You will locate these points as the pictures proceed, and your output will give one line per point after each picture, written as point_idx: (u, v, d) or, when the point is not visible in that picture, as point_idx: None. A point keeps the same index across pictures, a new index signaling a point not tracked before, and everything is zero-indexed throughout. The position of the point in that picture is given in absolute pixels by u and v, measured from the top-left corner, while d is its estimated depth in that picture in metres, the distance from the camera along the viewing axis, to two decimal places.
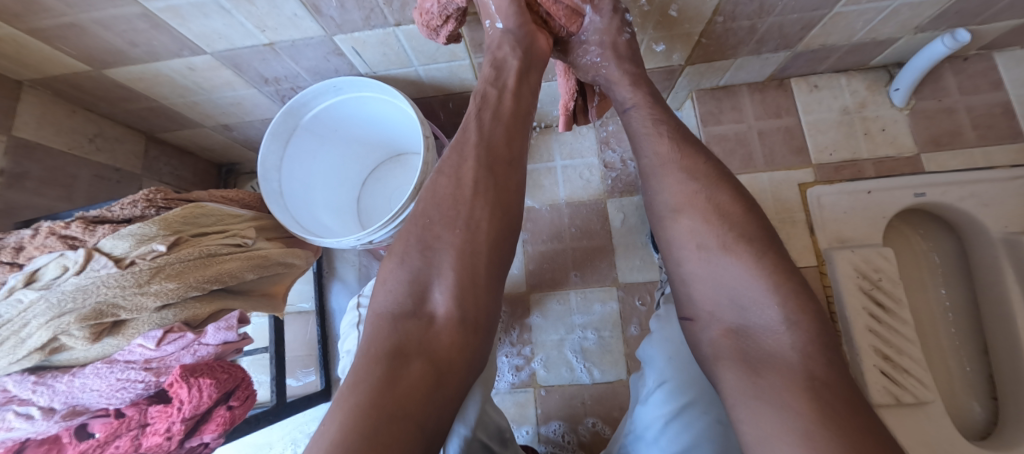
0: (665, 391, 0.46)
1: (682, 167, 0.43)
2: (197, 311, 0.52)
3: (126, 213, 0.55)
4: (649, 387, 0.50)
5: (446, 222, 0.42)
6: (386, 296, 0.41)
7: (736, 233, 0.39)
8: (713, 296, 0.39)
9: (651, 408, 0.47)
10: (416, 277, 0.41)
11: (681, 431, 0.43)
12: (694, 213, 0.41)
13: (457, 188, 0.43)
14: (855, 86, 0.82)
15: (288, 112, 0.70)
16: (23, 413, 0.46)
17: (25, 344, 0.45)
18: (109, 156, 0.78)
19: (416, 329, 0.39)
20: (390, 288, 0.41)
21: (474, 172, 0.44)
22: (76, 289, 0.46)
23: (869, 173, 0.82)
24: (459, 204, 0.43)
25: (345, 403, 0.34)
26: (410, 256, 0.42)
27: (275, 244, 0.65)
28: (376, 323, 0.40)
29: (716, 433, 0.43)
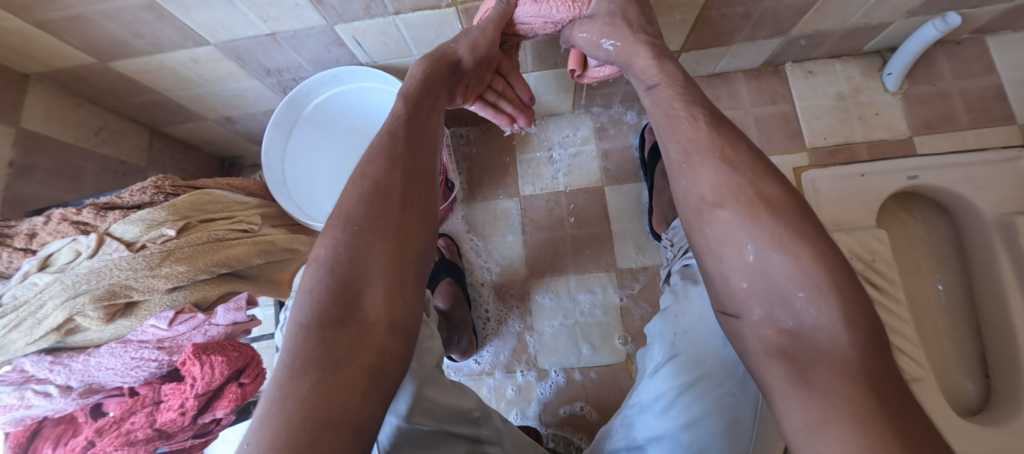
0: (676, 364, 0.47)
1: (722, 158, 0.39)
2: (206, 293, 0.54)
3: (136, 199, 0.56)
4: (660, 361, 0.51)
5: (375, 227, 0.39)
6: (304, 299, 0.36)
7: (792, 231, 0.35)
8: (758, 290, 0.36)
9: (661, 381, 0.48)
10: (343, 274, 0.36)
11: (693, 403, 0.44)
12: (737, 208, 0.37)
13: (382, 195, 0.40)
14: (850, 72, 0.83)
15: (291, 102, 0.72)
16: (42, 390, 0.48)
17: (42, 325, 0.46)
18: (114, 149, 0.80)
19: (348, 340, 0.34)
20: (306, 297, 0.36)
21: (399, 179, 0.42)
22: (89, 272, 0.48)
23: (864, 156, 0.82)
24: (386, 212, 0.40)
25: (264, 436, 0.28)
26: (335, 262, 0.37)
27: (280, 231, 0.67)
28: (294, 326, 0.34)
29: (725, 407, 0.43)
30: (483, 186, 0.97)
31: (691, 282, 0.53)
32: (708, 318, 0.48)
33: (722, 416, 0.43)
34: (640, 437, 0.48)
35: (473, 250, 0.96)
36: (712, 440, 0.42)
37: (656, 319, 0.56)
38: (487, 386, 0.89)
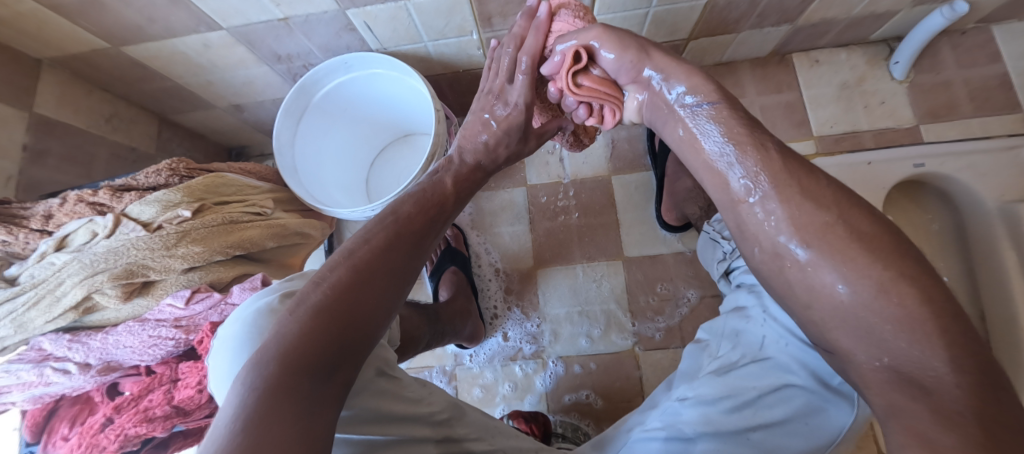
0: (765, 366, 0.45)
1: (805, 193, 0.30)
2: (221, 274, 0.54)
3: (151, 181, 0.57)
4: (732, 359, 0.49)
5: (381, 277, 0.38)
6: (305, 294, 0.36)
7: (897, 273, 0.27)
8: (855, 334, 0.29)
9: (737, 379, 0.46)
10: (352, 276, 0.37)
11: (777, 404, 0.43)
12: (824, 251, 0.29)
13: (393, 250, 0.40)
14: (856, 61, 0.84)
15: (302, 89, 0.72)
16: (62, 368, 0.48)
17: (60, 302, 0.47)
18: (124, 136, 0.80)
19: (322, 388, 0.32)
20: (308, 293, 0.36)
21: (409, 239, 0.42)
22: (107, 251, 0.48)
23: (869, 144, 0.83)
24: (393, 269, 0.39)
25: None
26: (334, 301, 0.35)
27: (292, 215, 0.67)
28: (291, 317, 0.34)
29: (808, 413, 0.42)
30: (490, 175, 0.98)
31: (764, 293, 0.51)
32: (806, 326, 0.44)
33: (807, 420, 0.42)
34: (688, 429, 0.45)
35: (475, 238, 0.96)
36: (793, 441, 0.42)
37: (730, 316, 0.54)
38: (495, 374, 0.89)
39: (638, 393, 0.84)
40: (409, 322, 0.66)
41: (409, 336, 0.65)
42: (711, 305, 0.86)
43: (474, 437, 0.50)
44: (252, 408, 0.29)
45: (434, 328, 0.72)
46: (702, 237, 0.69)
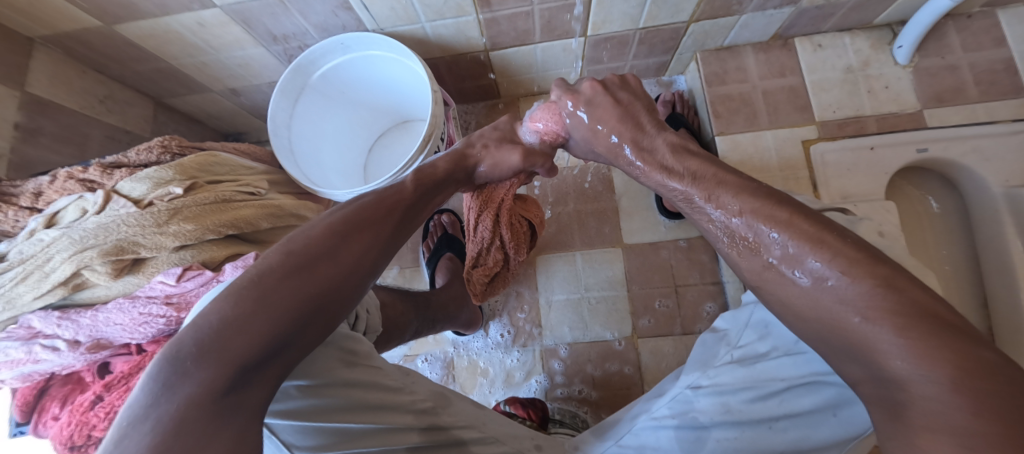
0: (794, 357, 0.44)
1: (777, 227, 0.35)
2: (214, 253, 0.53)
3: (143, 159, 0.56)
4: (756, 350, 0.48)
5: (324, 261, 0.36)
6: (251, 275, 0.34)
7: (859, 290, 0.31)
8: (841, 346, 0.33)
9: (767, 368, 0.45)
10: (306, 266, 0.35)
11: (805, 394, 0.43)
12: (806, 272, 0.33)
13: (342, 234, 0.38)
14: (860, 45, 0.83)
15: (298, 69, 0.71)
16: (51, 345, 0.48)
17: (49, 278, 0.47)
18: (119, 118, 0.79)
19: (243, 379, 0.31)
20: (256, 274, 0.34)
21: (365, 224, 0.39)
22: (96, 227, 0.47)
23: (873, 129, 0.81)
24: (341, 254, 0.37)
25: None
26: (266, 285, 0.33)
27: (287, 197, 0.66)
28: (229, 299, 0.32)
29: (846, 399, 0.41)
30: None
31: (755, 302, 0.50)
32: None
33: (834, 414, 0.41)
34: (704, 418, 0.46)
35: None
36: (818, 428, 0.42)
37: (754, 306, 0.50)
38: (493, 362, 0.89)
39: (637, 380, 0.84)
40: (393, 308, 0.65)
41: (392, 323, 0.63)
42: (711, 292, 0.85)
43: (463, 425, 0.49)
44: (177, 401, 0.29)
45: (422, 314, 0.70)
46: None
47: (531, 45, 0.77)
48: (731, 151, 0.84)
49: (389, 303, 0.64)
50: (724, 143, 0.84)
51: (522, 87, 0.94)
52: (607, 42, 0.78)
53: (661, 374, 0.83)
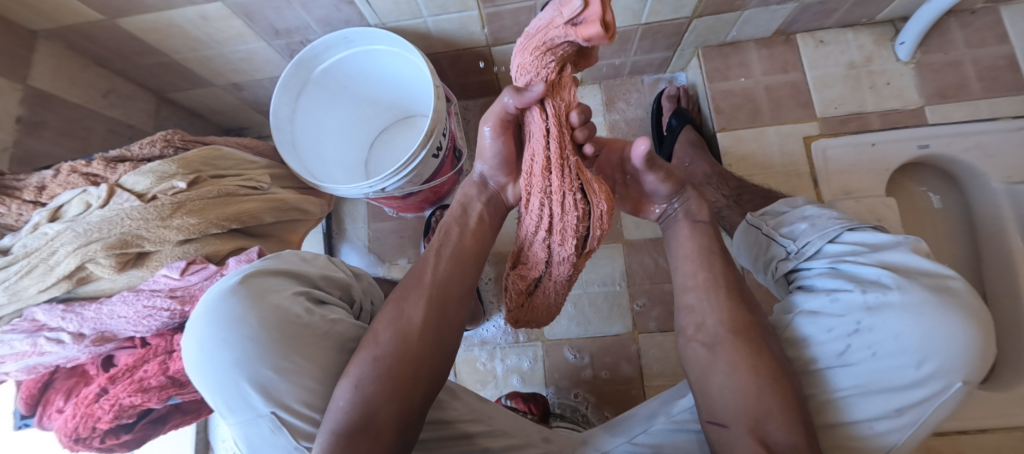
0: (907, 361, 0.39)
1: (704, 288, 0.47)
2: (218, 247, 0.53)
3: (146, 153, 0.56)
4: (855, 345, 0.41)
5: (416, 315, 0.45)
6: (363, 367, 0.41)
7: (749, 352, 0.42)
8: (719, 398, 0.42)
9: (884, 369, 0.40)
10: (404, 341, 0.43)
11: (906, 393, 0.40)
12: (704, 326, 0.45)
13: (432, 291, 0.47)
14: (863, 41, 0.83)
15: (300, 64, 0.70)
16: (56, 337, 0.48)
17: (54, 272, 0.47)
18: (121, 113, 0.79)
19: (366, 423, 0.39)
20: (365, 361, 0.42)
21: (444, 280, 0.48)
22: (101, 221, 0.47)
23: (876, 126, 0.81)
24: (431, 310, 0.46)
25: None
26: (377, 342, 0.43)
27: (289, 191, 0.66)
28: (356, 383, 0.40)
29: (935, 397, 0.39)
30: None
31: (836, 290, 0.43)
32: (908, 338, 0.39)
33: (870, 426, 0.41)
34: None
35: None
36: (912, 422, 0.40)
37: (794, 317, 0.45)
38: (495, 357, 0.89)
39: (639, 376, 0.84)
40: None
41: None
42: None
43: (468, 419, 0.51)
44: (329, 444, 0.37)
45: None
46: (743, 228, 0.59)
47: None
48: (733, 147, 0.84)
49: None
50: (726, 138, 0.84)
51: None
52: None
53: (662, 369, 0.84)
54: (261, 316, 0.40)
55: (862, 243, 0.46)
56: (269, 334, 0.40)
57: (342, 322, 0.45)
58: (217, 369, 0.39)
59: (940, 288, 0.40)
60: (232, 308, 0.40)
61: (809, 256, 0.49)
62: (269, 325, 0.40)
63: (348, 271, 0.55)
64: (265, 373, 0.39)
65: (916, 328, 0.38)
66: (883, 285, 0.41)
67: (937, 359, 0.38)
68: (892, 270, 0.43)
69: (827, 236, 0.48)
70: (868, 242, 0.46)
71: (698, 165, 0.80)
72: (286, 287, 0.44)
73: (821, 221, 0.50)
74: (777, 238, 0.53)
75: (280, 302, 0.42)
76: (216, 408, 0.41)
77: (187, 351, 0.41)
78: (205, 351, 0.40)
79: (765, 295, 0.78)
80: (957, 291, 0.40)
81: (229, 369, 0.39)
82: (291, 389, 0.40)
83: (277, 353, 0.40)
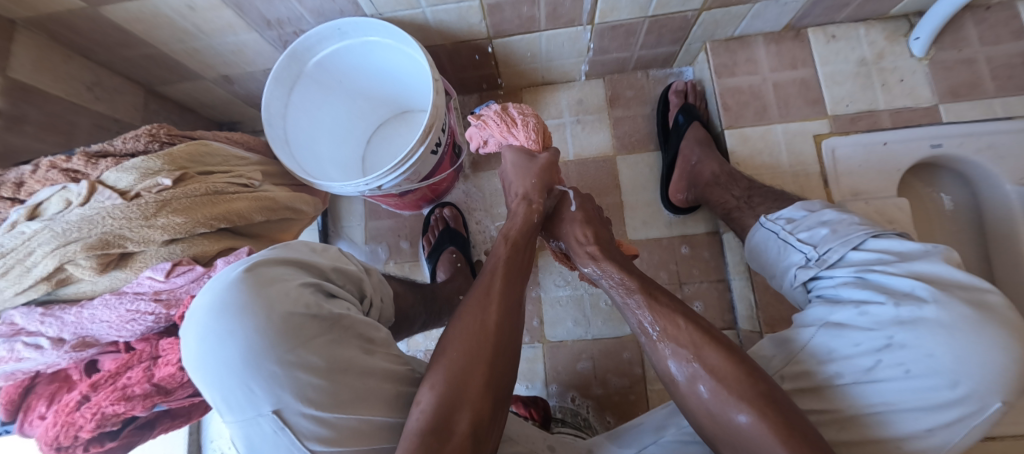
0: (945, 377, 0.38)
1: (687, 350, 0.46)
2: (206, 247, 0.51)
3: (129, 147, 0.53)
4: (886, 360, 0.40)
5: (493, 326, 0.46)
6: (432, 387, 0.41)
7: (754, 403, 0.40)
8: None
9: (919, 384, 0.39)
10: (474, 349, 0.44)
11: (944, 409, 0.38)
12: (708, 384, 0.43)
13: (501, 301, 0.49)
14: (874, 37, 0.80)
15: (292, 56, 0.68)
16: (33, 343, 0.46)
17: (31, 274, 0.44)
18: (108, 106, 0.76)
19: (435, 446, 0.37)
20: (448, 368, 0.42)
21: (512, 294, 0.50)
22: (80, 220, 0.45)
23: (887, 124, 0.78)
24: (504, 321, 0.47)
25: None
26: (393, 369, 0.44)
27: (283, 189, 0.64)
28: (436, 395, 0.40)
29: (975, 415, 0.38)
30: (490, 154, 0.96)
31: (869, 301, 0.42)
32: (942, 358, 0.38)
33: (901, 447, 0.39)
34: None
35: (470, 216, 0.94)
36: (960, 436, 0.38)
37: (817, 328, 0.45)
38: None
39: (641, 379, 0.83)
40: (403, 299, 0.65)
41: (402, 315, 0.63)
42: (716, 290, 0.84)
43: None
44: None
45: (430, 306, 0.70)
46: (761, 235, 0.58)
47: (535, 33, 0.74)
48: (740, 145, 0.82)
49: (400, 295, 0.64)
50: (733, 137, 0.82)
51: (525, 77, 0.91)
52: (614, 30, 0.76)
53: None
54: (269, 308, 0.39)
55: (890, 252, 0.45)
56: (278, 326, 0.38)
57: (352, 315, 0.44)
58: (217, 367, 0.37)
59: (978, 303, 0.39)
60: (237, 298, 0.39)
61: (831, 263, 0.48)
62: (278, 318, 0.39)
63: (358, 265, 0.55)
64: (270, 368, 0.37)
65: (950, 342, 0.38)
66: (918, 297, 0.41)
67: (972, 377, 0.37)
68: (926, 281, 0.42)
69: (850, 243, 0.47)
70: (895, 250, 0.45)
71: (705, 164, 0.79)
72: (295, 277, 0.43)
73: (842, 228, 0.49)
74: (795, 244, 0.52)
75: (290, 292, 0.41)
76: (215, 404, 0.38)
77: (185, 345, 0.38)
78: (203, 349, 0.38)
79: (771, 298, 0.76)
80: (995, 305, 0.39)
81: (229, 364, 0.37)
82: (297, 386, 0.37)
83: (286, 345, 0.38)
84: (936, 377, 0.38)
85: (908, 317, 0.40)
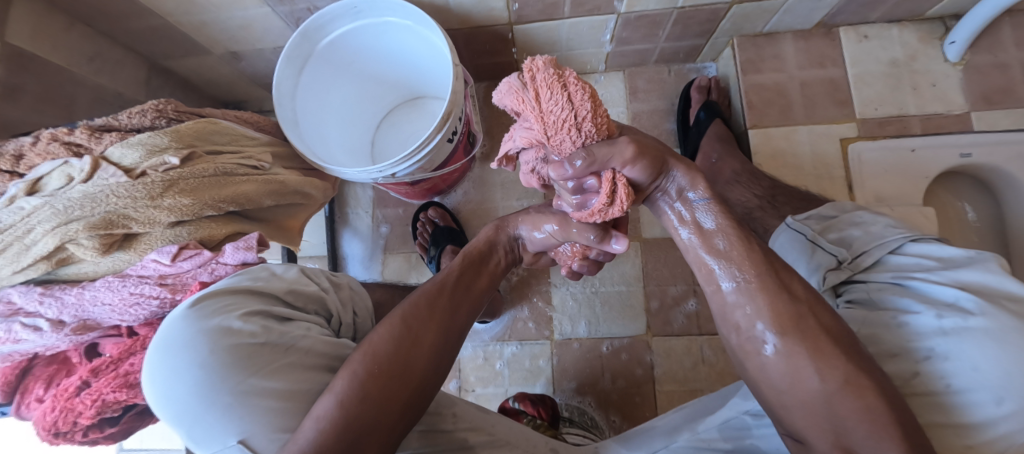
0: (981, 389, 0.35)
1: (731, 273, 0.40)
2: (214, 231, 0.49)
3: (135, 122, 0.50)
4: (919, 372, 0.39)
5: (456, 290, 0.48)
6: (387, 324, 0.42)
7: (801, 328, 0.37)
8: (781, 386, 0.37)
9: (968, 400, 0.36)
10: (428, 302, 0.45)
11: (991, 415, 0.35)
12: (752, 309, 0.39)
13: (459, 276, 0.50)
14: (907, 38, 0.77)
15: (305, 34, 0.65)
16: (30, 324, 0.44)
17: (30, 252, 0.42)
18: (110, 79, 0.73)
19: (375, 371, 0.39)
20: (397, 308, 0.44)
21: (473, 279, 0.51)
22: (83, 197, 0.43)
23: (915, 130, 0.76)
24: (465, 294, 0.49)
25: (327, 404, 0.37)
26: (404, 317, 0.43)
27: (292, 173, 0.61)
28: (390, 321, 0.43)
29: None
30: (503, 144, 0.93)
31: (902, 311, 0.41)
32: (989, 371, 0.35)
33: None
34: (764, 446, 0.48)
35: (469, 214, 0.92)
36: None
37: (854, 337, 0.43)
38: (501, 354, 0.86)
39: (649, 380, 0.81)
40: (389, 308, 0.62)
41: None
42: None
43: (469, 428, 0.50)
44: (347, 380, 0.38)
45: None
46: (785, 234, 0.55)
47: (558, 20, 0.72)
48: (763, 145, 0.79)
49: (384, 303, 0.62)
50: (756, 136, 0.80)
51: None
52: (640, 20, 0.73)
53: (674, 373, 0.81)
54: (213, 340, 0.37)
55: (929, 257, 0.43)
56: (226, 358, 0.37)
57: (309, 339, 0.42)
58: (170, 400, 0.36)
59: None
60: (181, 333, 0.38)
61: (868, 267, 0.46)
62: (224, 350, 0.37)
63: (322, 283, 0.51)
64: (225, 400, 0.35)
65: (1001, 358, 0.35)
66: (963, 309, 0.38)
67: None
68: (971, 290, 0.39)
69: (886, 247, 0.45)
70: (935, 255, 0.43)
71: (724, 162, 0.77)
72: (245, 305, 0.41)
73: (876, 228, 0.47)
74: (822, 245, 0.50)
75: (232, 322, 0.39)
76: (184, 443, 0.36)
77: (145, 382, 0.37)
78: (166, 365, 0.37)
79: None
80: None
81: (185, 398, 0.36)
82: (255, 416, 0.36)
83: (237, 377, 0.36)
84: (964, 393, 0.36)
85: (950, 333, 0.38)
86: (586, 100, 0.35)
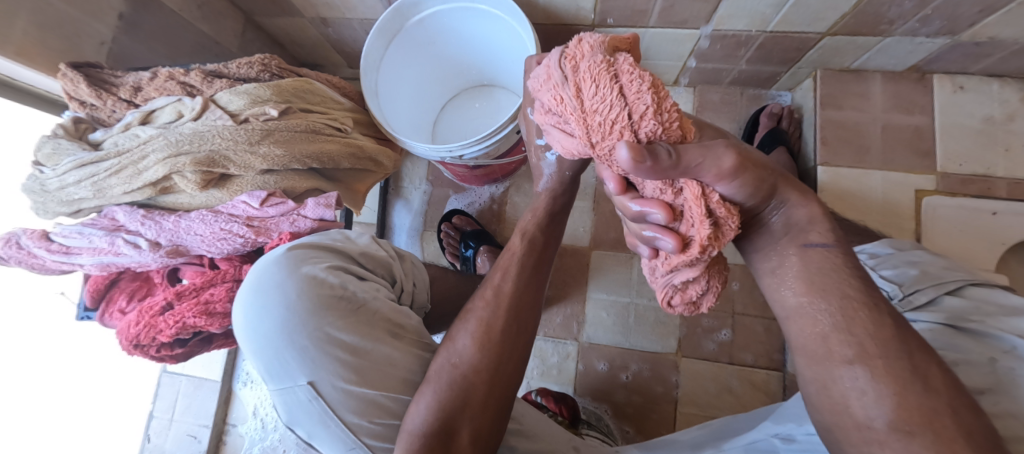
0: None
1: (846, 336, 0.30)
2: (295, 184, 0.52)
3: (242, 72, 0.54)
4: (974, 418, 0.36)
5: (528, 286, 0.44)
6: (466, 332, 0.41)
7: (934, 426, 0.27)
8: None
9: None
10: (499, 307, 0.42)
11: None
12: (860, 385, 0.29)
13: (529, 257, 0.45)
14: (1008, 96, 0.73)
15: (399, 10, 0.67)
16: (132, 241, 0.47)
17: (141, 177, 0.46)
18: (211, 28, 0.78)
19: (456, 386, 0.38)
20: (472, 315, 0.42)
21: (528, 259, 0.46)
22: (192, 134, 0.47)
23: (1001, 193, 0.72)
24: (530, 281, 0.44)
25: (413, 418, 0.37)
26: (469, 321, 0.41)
27: (369, 140, 0.64)
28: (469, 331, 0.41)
29: None
30: None
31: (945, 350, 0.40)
32: None
33: None
34: None
35: (514, 207, 0.92)
36: None
37: None
38: None
39: (671, 399, 0.81)
40: (443, 282, 0.65)
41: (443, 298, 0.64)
42: (769, 326, 0.81)
43: None
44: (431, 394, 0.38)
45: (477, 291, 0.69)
46: None
47: (642, 29, 0.71)
48: (831, 183, 0.77)
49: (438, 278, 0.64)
50: (826, 173, 0.77)
51: None
52: (726, 40, 0.71)
53: (697, 397, 0.80)
54: (300, 287, 0.40)
55: (992, 301, 0.40)
56: (308, 303, 0.39)
57: (379, 300, 0.43)
58: (259, 335, 0.39)
59: None
60: (273, 276, 0.41)
61: (919, 307, 0.44)
62: (309, 296, 0.40)
63: (390, 251, 0.53)
64: (302, 342, 0.38)
65: None
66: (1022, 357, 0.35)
67: None
68: None
69: (943, 287, 0.44)
70: (998, 299, 0.40)
71: None
72: (326, 260, 0.44)
73: (936, 270, 0.46)
74: (877, 281, 0.49)
75: (315, 273, 0.41)
76: (259, 373, 0.40)
77: (234, 315, 0.41)
78: (251, 311, 0.40)
79: None
80: None
81: (269, 333, 0.39)
82: (328, 362, 0.38)
83: (315, 323, 0.39)
84: None
85: (991, 383, 0.35)
86: (642, 85, 0.31)
